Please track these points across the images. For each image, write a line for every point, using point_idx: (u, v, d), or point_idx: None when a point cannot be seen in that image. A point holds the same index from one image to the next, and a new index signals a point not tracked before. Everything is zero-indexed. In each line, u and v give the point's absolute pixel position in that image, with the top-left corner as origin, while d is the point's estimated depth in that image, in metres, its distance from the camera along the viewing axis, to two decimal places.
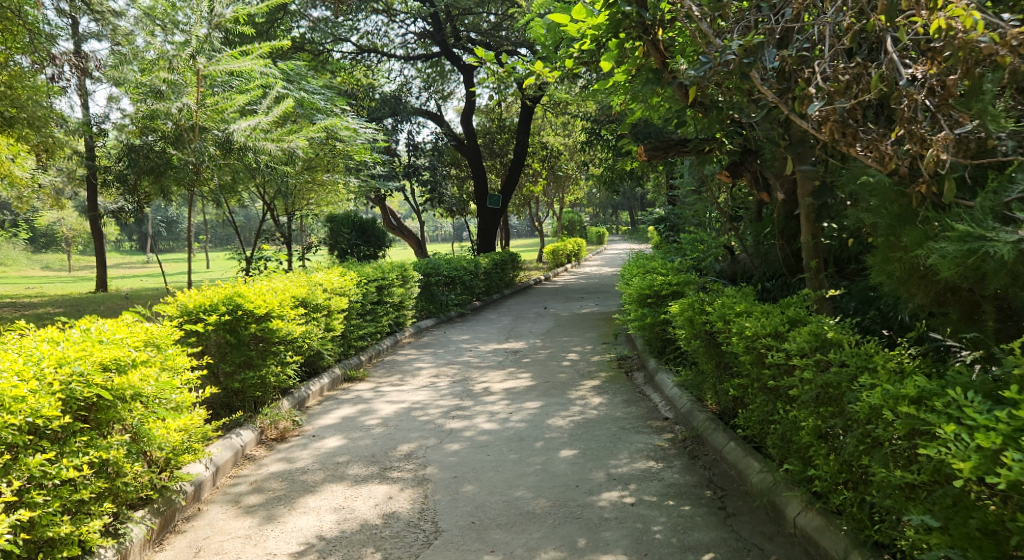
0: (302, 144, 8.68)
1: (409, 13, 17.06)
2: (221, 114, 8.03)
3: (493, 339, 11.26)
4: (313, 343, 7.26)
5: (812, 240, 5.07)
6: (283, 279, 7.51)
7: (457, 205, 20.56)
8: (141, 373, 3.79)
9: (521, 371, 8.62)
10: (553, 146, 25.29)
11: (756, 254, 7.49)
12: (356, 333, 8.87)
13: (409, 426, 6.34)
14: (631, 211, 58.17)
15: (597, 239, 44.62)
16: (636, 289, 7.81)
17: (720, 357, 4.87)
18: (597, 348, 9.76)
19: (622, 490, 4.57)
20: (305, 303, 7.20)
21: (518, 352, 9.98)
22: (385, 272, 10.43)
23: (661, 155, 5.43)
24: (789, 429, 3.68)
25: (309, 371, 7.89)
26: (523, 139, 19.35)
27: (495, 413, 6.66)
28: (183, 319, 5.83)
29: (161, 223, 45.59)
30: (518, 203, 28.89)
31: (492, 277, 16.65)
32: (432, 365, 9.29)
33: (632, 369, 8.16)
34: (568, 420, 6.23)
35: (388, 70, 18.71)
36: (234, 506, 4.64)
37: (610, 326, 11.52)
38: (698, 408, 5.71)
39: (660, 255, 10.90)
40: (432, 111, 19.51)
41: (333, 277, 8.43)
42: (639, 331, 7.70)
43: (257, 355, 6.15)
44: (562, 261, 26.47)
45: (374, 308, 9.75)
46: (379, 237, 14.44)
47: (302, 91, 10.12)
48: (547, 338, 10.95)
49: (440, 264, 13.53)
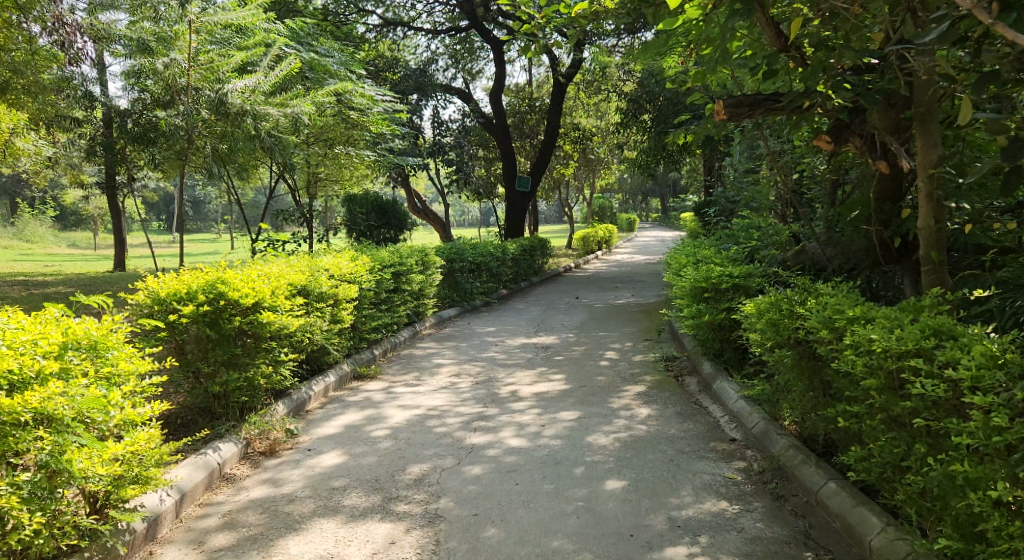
0: (308, 110, 7.68)
1: None
2: (216, 75, 7.08)
3: (522, 332, 10.24)
4: (316, 338, 6.31)
5: (935, 226, 4.07)
6: (282, 262, 6.54)
7: (485, 186, 19.52)
8: (43, 393, 2.97)
9: (554, 372, 7.56)
10: (585, 128, 24.09)
11: (831, 241, 6.40)
12: (368, 325, 7.91)
13: (422, 440, 5.33)
14: (663, 198, 56.61)
15: (628, 227, 43.26)
16: (689, 282, 6.75)
17: (818, 372, 3.82)
18: (638, 347, 8.67)
19: (691, 545, 3.54)
20: (305, 292, 6.26)
21: (550, 349, 8.94)
22: (404, 256, 9.43)
23: (746, 112, 4.24)
24: (944, 486, 2.67)
25: (311, 367, 6.93)
26: (555, 118, 18.23)
27: (524, 425, 5.63)
28: (153, 309, 4.89)
29: (187, 203, 45.14)
30: (548, 188, 27.66)
31: (520, 264, 15.60)
32: (454, 361, 8.30)
33: (680, 371, 7.11)
34: (613, 438, 5.18)
35: (414, 44, 17.73)
36: (195, 549, 3.70)
37: (651, 321, 10.42)
38: (775, 430, 4.67)
39: (709, 242, 9.74)
40: (460, 89, 18.48)
41: (342, 261, 7.48)
42: (690, 330, 6.66)
43: (242, 355, 5.20)
44: (592, 249, 25.29)
45: (389, 296, 8.78)
46: (400, 219, 13.42)
47: (312, 53, 9.09)
48: (581, 333, 9.88)
49: (465, 249, 12.50)
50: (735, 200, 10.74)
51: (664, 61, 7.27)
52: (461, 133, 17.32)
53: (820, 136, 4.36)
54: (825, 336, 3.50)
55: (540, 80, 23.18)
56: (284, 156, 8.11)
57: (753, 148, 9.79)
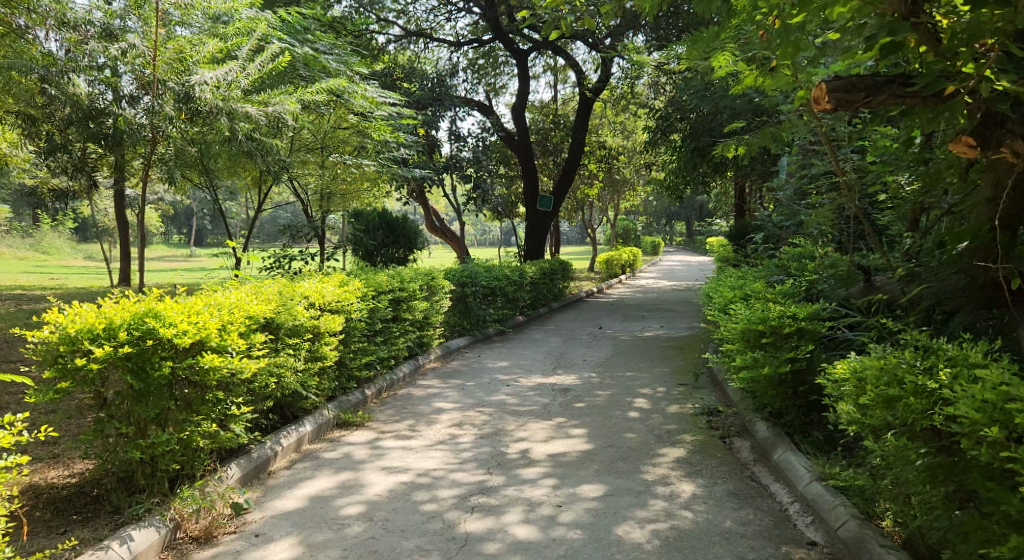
0: (293, 109, 6.63)
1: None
2: (183, 67, 6.12)
3: (538, 368, 9.07)
4: (289, 381, 5.23)
5: None
6: (248, 288, 5.44)
7: (504, 205, 18.44)
8: None
9: (574, 425, 6.36)
10: (611, 147, 22.97)
11: (918, 279, 5.19)
12: (359, 361, 6.79)
13: (403, 525, 4.14)
14: (688, 221, 55.30)
15: (652, 250, 42.01)
16: (741, 324, 5.52)
17: (961, 476, 2.72)
18: (672, 394, 7.44)
19: None
20: (271, 324, 5.17)
21: (570, 391, 7.75)
22: (405, 280, 8.32)
23: (861, 96, 3.46)
24: None
25: (282, 414, 5.79)
26: (580, 134, 17.13)
27: (535, 505, 4.44)
28: (61, 351, 3.74)
29: (205, 217, 44.52)
30: (570, 209, 26.50)
31: (539, 289, 14.46)
32: (457, 405, 7.15)
33: (727, 430, 5.89)
34: (649, 531, 4.01)
35: (435, 56, 16.85)
36: None
37: (685, 360, 9.19)
38: (873, 539, 3.48)
39: (754, 272, 8.54)
40: (482, 102, 17.52)
41: (325, 287, 6.37)
42: (741, 382, 5.46)
43: (178, 408, 4.09)
44: (616, 272, 24.05)
45: (386, 326, 7.66)
46: (410, 238, 12.31)
47: (308, 48, 8.04)
48: (605, 372, 8.69)
49: (478, 272, 11.34)
50: (782, 225, 9.53)
51: (714, 58, 6.31)
52: (479, 147, 16.29)
53: (960, 138, 3.48)
54: (998, 436, 2.48)
55: (564, 96, 22.18)
56: (268, 162, 7.08)
57: (805, 169, 8.60)
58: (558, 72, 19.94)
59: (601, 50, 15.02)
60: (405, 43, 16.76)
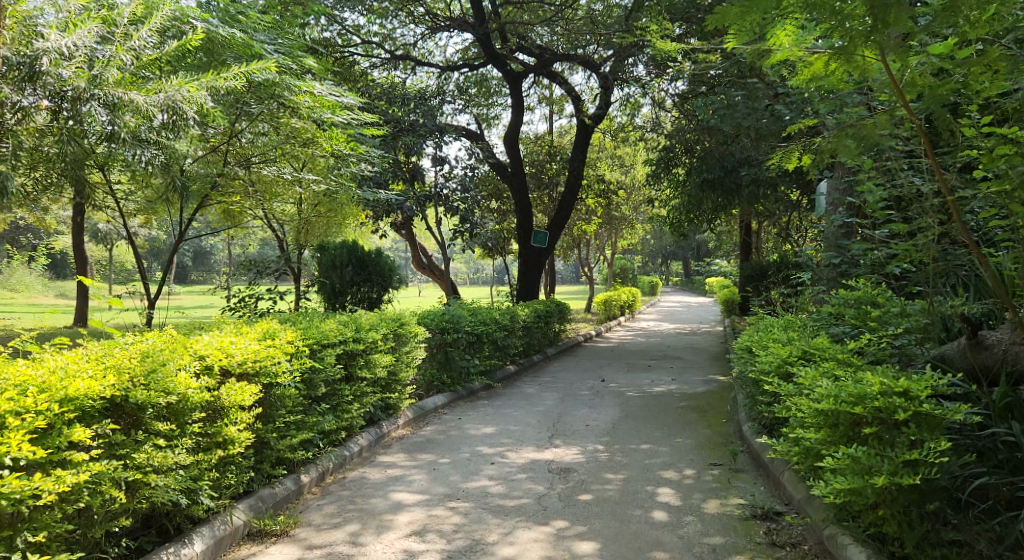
0: (194, 96, 5.10)
1: (452, 21, 14.18)
2: (35, 32, 4.62)
3: (531, 437, 7.28)
4: (161, 488, 3.48)
5: None
6: (102, 350, 3.78)
7: (496, 242, 16.82)
8: None
9: (581, 534, 4.58)
10: (610, 181, 21.41)
11: None
12: (290, 440, 5.01)
13: None
14: (684, 259, 53.94)
15: (649, 290, 40.46)
16: (827, 404, 3.81)
17: None
18: (705, 481, 5.66)
19: None
20: (126, 405, 3.48)
21: (572, 474, 5.95)
22: (363, 329, 6.57)
23: None
24: None
25: (157, 527, 3.98)
26: (577, 165, 15.60)
27: None
28: None
29: None
30: (567, 247, 24.85)
31: (533, 334, 12.73)
32: (422, 497, 5.32)
33: (801, 553, 4.15)
34: None
35: (422, 82, 15.41)
36: None
37: (714, 429, 7.42)
38: None
39: (802, 322, 6.84)
40: (471, 130, 15.98)
41: (233, 340, 4.65)
42: (828, 492, 3.75)
43: None
44: (614, 314, 22.33)
45: (334, 389, 5.90)
46: (385, 276, 10.60)
47: (242, 37, 6.59)
48: (615, 444, 6.91)
49: (461, 317, 9.57)
50: (825, 264, 7.83)
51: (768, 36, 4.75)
52: (466, 178, 14.59)
53: None
54: None
55: (562, 128, 20.73)
56: (171, 172, 5.46)
57: (862, 195, 6.93)
58: (554, 102, 18.53)
59: (604, 75, 13.59)
60: (389, 68, 15.30)
